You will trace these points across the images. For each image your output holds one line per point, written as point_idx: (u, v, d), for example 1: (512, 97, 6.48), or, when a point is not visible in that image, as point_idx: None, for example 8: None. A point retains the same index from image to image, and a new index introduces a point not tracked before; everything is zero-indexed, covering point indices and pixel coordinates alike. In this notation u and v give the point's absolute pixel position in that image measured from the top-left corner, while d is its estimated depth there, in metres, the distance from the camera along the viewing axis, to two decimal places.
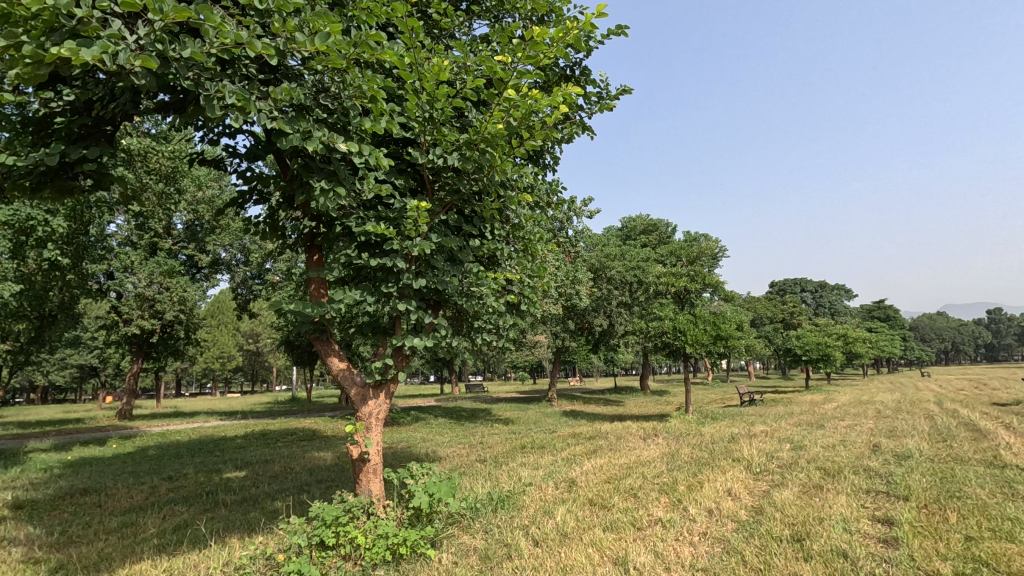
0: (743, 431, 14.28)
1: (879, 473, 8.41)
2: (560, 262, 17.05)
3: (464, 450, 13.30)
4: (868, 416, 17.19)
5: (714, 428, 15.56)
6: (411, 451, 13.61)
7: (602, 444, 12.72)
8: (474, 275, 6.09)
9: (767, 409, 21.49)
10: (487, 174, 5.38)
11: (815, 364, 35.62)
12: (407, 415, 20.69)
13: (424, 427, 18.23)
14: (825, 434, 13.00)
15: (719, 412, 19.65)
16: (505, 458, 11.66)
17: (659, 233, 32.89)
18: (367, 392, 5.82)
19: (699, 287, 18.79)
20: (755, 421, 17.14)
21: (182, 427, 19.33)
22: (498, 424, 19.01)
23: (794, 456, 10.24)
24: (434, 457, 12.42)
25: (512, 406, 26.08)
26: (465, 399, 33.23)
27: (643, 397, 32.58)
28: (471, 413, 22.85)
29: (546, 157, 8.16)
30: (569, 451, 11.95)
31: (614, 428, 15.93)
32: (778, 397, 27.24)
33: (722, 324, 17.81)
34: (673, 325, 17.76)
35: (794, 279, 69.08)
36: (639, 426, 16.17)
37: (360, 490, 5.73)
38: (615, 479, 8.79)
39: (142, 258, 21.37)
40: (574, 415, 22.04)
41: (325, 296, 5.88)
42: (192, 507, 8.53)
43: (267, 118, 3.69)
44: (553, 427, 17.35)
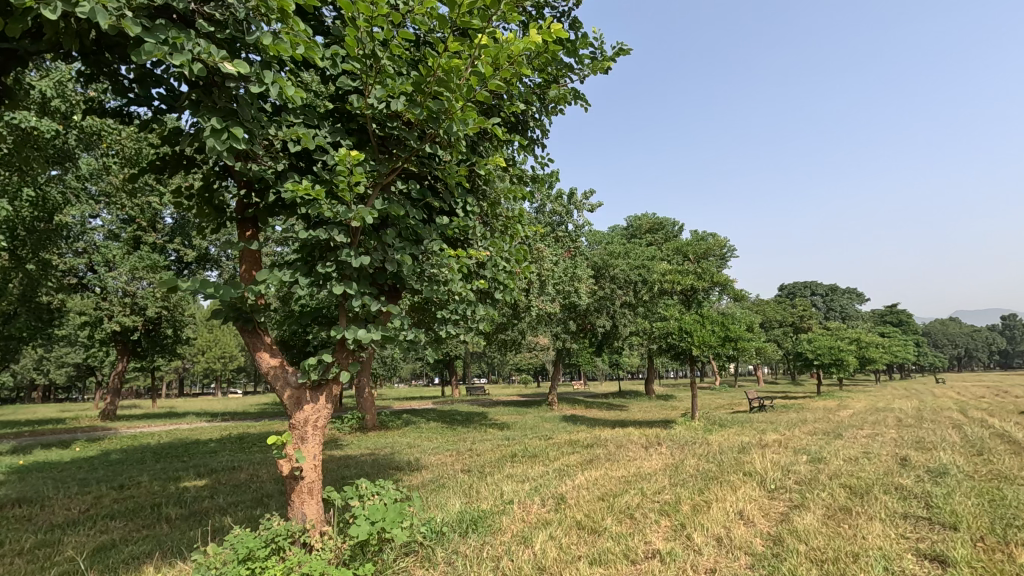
0: (754, 441, 13.16)
1: (914, 494, 7.30)
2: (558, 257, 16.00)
3: (450, 458, 12.26)
4: (888, 424, 16.01)
5: (722, 436, 14.46)
6: (394, 458, 12.60)
7: (600, 453, 11.67)
8: (434, 254, 5.07)
9: (778, 416, 20.30)
10: (445, 126, 4.35)
11: (827, 369, 34.27)
12: (398, 418, 19.71)
13: (413, 431, 17.20)
14: (845, 445, 11.85)
15: (726, 419, 18.52)
16: (492, 467, 10.61)
17: (665, 232, 31.78)
18: (302, 395, 4.80)
19: (707, 285, 17.68)
20: (767, 428, 16.00)
21: (161, 428, 18.41)
22: (492, 429, 17.95)
23: (814, 471, 9.13)
24: (416, 466, 11.39)
25: (510, 410, 25.04)
26: (464, 402, 32.29)
27: (648, 402, 31.48)
28: (466, 417, 21.79)
29: (532, 128, 7.14)
30: (563, 461, 10.88)
31: (615, 436, 14.83)
32: (789, 403, 26.02)
33: (732, 324, 16.70)
34: (679, 325, 16.65)
35: (804, 282, 67.63)
36: (642, 433, 15.08)
37: (293, 514, 4.72)
38: (611, 496, 7.73)
39: (124, 252, 20.51)
40: (573, 420, 20.95)
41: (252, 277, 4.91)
42: (130, 523, 7.52)
43: (111, 16, 2.65)
44: (550, 433, 16.27)
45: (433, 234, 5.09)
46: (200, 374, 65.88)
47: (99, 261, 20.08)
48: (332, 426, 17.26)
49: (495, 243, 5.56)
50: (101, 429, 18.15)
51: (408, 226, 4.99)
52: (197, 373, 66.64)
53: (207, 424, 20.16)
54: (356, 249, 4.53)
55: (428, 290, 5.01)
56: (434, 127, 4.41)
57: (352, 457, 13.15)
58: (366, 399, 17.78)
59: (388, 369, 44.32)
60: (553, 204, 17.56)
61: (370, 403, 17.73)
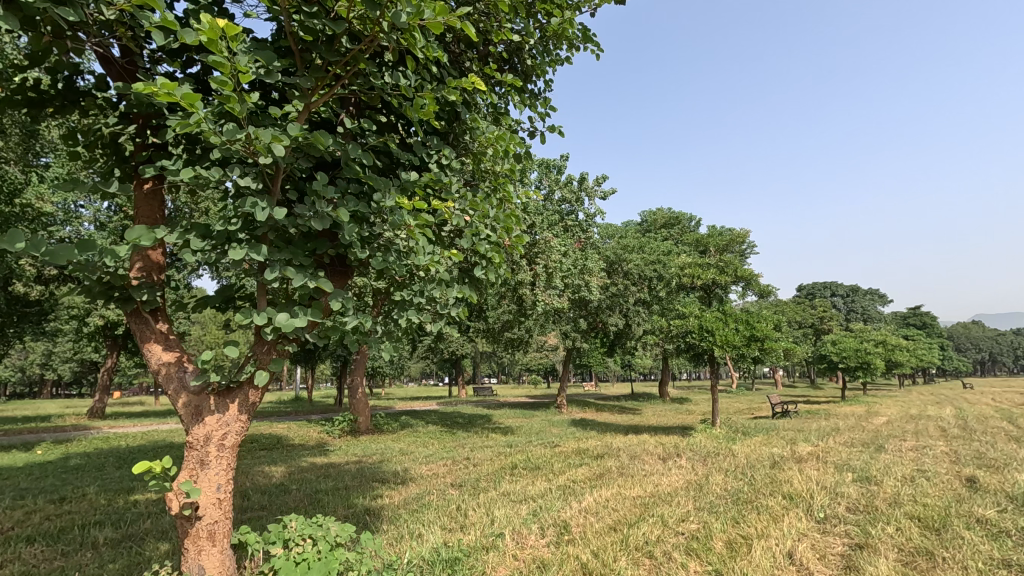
0: (786, 453, 11.66)
1: (1008, 532, 5.83)
2: (567, 247, 14.59)
3: (442, 469, 10.94)
4: (933, 435, 14.39)
5: (748, 447, 12.99)
6: (381, 468, 11.32)
7: (611, 467, 10.27)
8: (389, 212, 3.71)
9: (805, 423, 18.70)
10: (390, 13, 2.96)
11: (852, 372, 32.44)
12: (395, 421, 18.43)
13: (409, 435, 15.91)
14: (894, 461, 10.33)
15: (749, 426, 17.03)
16: (488, 482, 9.26)
17: (681, 227, 30.24)
18: (203, 404, 3.51)
19: (730, 280, 16.17)
20: (796, 437, 14.48)
21: (142, 429, 17.28)
22: (494, 434, 16.60)
23: (868, 496, 7.64)
24: (403, 479, 10.08)
25: (516, 412, 23.70)
26: (467, 403, 31.04)
27: (662, 405, 29.95)
28: (468, 420, 20.46)
29: (530, 73, 5.81)
30: (570, 476, 9.49)
31: (629, 444, 13.39)
32: (815, 409, 24.32)
33: (758, 322, 15.18)
34: (699, 323, 15.18)
35: (824, 283, 65.47)
36: (657, 442, 13.66)
37: (185, 568, 3.40)
38: (624, 526, 6.35)
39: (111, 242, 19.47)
40: (582, 425, 19.55)
41: (142, 274, 3.59)
42: (46, 550, 6.26)
43: None
44: (556, 440, 14.90)
45: (389, 186, 3.77)
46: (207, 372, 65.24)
47: None
48: (321, 429, 16.01)
49: (476, 202, 4.25)
50: (80, 429, 17.10)
51: (354, 175, 3.72)
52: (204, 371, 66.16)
53: None
54: (270, 198, 3.24)
55: (375, 262, 3.68)
56: (376, 21, 3.07)
57: (335, 464, 11.88)
58: (359, 401, 16.50)
59: (393, 368, 43.17)
60: (562, 190, 16.15)
61: (363, 405, 16.46)
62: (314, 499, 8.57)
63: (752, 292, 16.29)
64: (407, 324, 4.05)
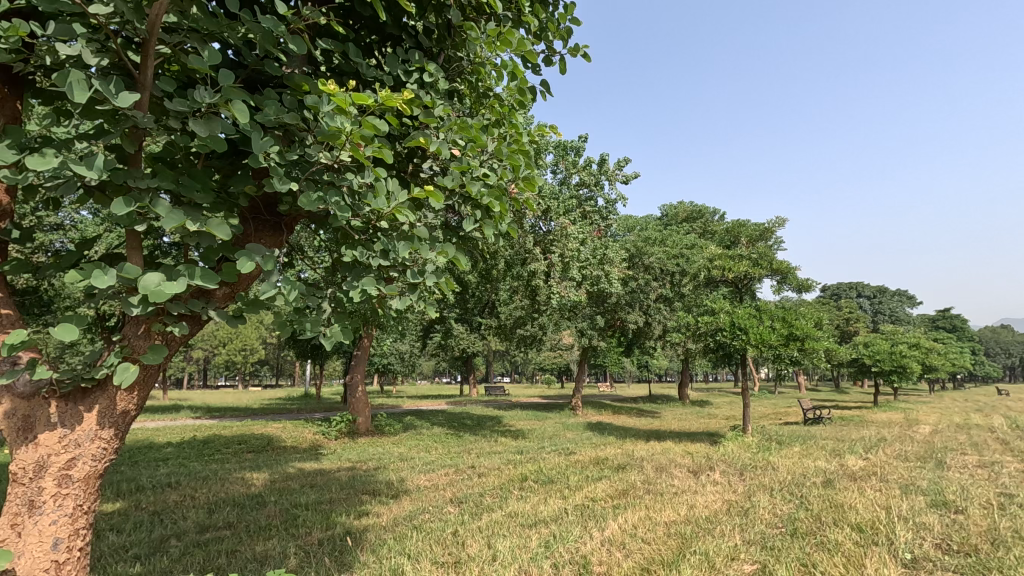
0: (835, 468, 10.22)
1: None
2: (585, 234, 13.25)
3: (444, 479, 9.69)
4: (996, 449, 12.84)
5: (787, 459, 11.56)
6: (375, 476, 10.10)
7: (636, 482, 8.93)
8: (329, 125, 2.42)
9: (842, 431, 17.16)
10: None
11: (885, 376, 30.59)
12: (398, 421, 17.29)
13: (412, 438, 14.72)
14: (968, 482, 8.85)
15: (783, 433, 15.59)
16: (493, 499, 7.97)
17: (704, 220, 28.67)
18: (37, 413, 2.27)
19: (765, 273, 14.68)
20: (839, 448, 13.00)
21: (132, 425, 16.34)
22: (504, 437, 15.37)
23: (958, 530, 6.20)
24: (396, 491, 8.84)
25: (528, 414, 22.48)
26: (478, 402, 29.84)
27: (681, 408, 28.47)
28: (477, 422, 19.20)
29: None
30: (589, 493, 8.14)
31: (654, 454, 12.01)
32: (849, 415, 22.69)
33: (797, 320, 13.69)
34: (730, 320, 13.74)
35: (849, 282, 63.13)
36: (683, 452, 12.28)
37: None
38: (660, 568, 5.04)
39: None
40: (599, 428, 18.25)
41: None
42: None
43: None
44: (571, 446, 13.61)
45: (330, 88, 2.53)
46: (220, 367, 64.86)
47: None
48: (318, 430, 14.85)
49: (466, 127, 3.02)
50: None
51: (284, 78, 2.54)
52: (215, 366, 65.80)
53: (191, 420, 18.09)
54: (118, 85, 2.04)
55: (305, 199, 2.43)
56: None
57: (327, 470, 10.70)
58: (359, 399, 15.32)
59: (403, 366, 42.09)
60: (580, 173, 14.73)
61: (363, 404, 15.29)
62: (290, 516, 7.36)
63: (789, 288, 14.78)
64: (359, 300, 2.76)
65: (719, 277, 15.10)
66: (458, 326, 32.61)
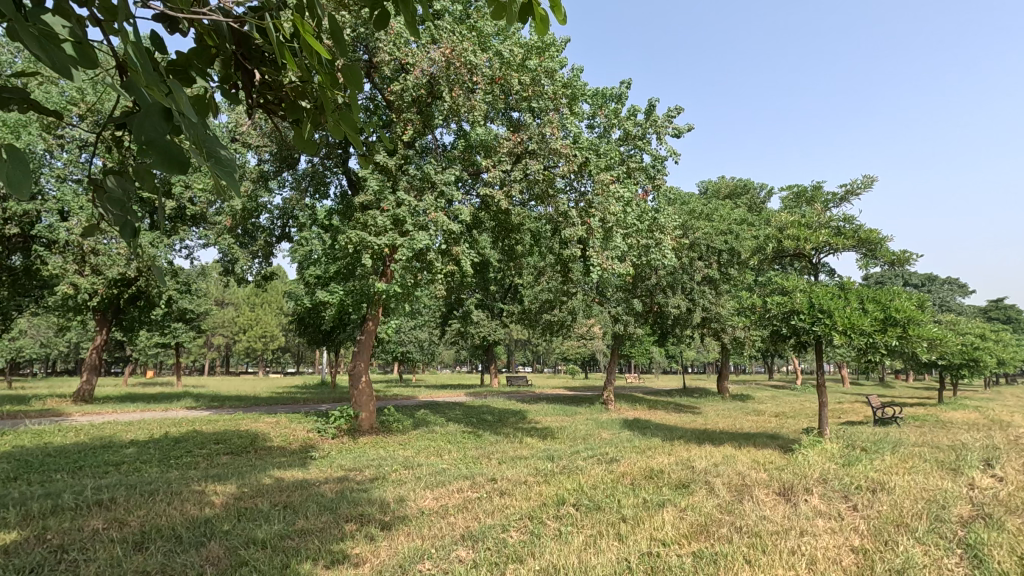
0: (971, 493, 7.72)
1: None
2: (629, 193, 10.92)
3: (455, 501, 7.47)
4: None
5: (892, 476, 9.08)
6: (367, 492, 7.95)
7: (713, 513, 6.56)
8: None
9: (932, 436, 14.44)
10: None
11: (955, 370, 27.37)
12: (410, 417, 15.19)
13: (423, 437, 12.63)
14: None
15: (866, 438, 12.97)
16: (518, 541, 5.67)
17: (750, 196, 26.02)
18: None
19: (850, 246, 11.98)
20: (951, 462, 10.38)
21: (114, 417, 14.58)
22: (530, 438, 13.16)
23: None
24: (389, 520, 6.61)
25: (556, 408, 20.26)
26: (500, 394, 27.70)
27: (724, 404, 25.84)
28: (498, 417, 17.02)
29: None
30: (656, 535, 5.79)
31: (720, 467, 9.61)
32: (924, 416, 19.79)
33: (894, 300, 11.05)
34: (808, 301, 11.22)
35: (896, 271, 59.26)
36: (753, 465, 9.87)
37: None
38: None
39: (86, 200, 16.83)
40: (639, 428, 15.89)
41: None
42: None
43: None
44: (612, 452, 11.31)
45: None
46: (239, 355, 64.02)
47: (54, 207, 16.48)
48: (312, 427, 12.79)
49: None
50: (41, 416, 14.44)
51: None
52: (235, 353, 64.98)
53: (185, 412, 16.30)
54: None
55: None
56: None
57: (311, 482, 8.58)
58: (362, 393, 13.20)
59: (423, 354, 40.18)
60: (621, 123, 12.13)
61: (366, 397, 13.19)
62: (232, 562, 5.19)
63: (878, 263, 11.99)
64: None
65: (789, 251, 12.52)
66: (478, 312, 30.45)
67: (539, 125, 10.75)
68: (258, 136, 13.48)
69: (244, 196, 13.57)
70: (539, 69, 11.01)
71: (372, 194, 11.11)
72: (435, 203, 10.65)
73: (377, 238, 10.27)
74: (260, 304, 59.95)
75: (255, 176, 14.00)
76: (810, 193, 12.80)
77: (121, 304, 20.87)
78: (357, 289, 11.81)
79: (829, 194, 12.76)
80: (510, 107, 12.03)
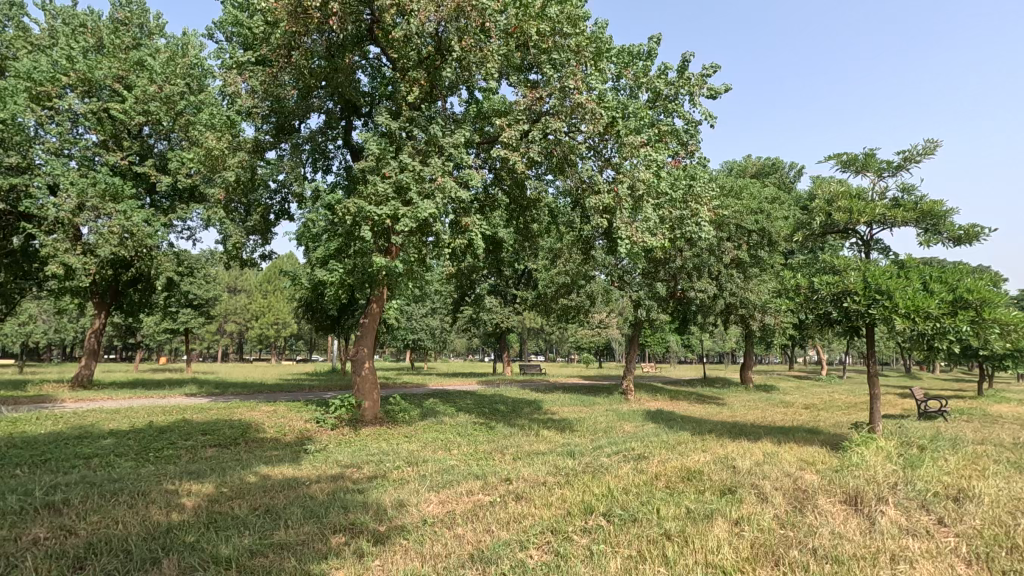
0: None
1: None
2: (661, 157, 9.68)
3: (463, 507, 6.41)
4: None
5: (971, 481, 7.83)
6: (364, 494, 6.92)
7: (776, 530, 5.40)
8: None
9: (989, 432, 13.13)
10: None
11: (996, 362, 25.80)
12: (417, 407, 14.17)
13: (430, 429, 11.61)
14: None
15: (919, 435, 11.71)
16: (538, 566, 4.57)
17: (778, 176, 24.56)
18: None
19: (909, 220, 10.61)
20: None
21: (106, 404, 13.75)
22: (547, 431, 12.09)
23: None
24: (385, 532, 5.55)
25: (573, 398, 19.15)
26: (513, 383, 26.68)
27: (749, 395, 24.60)
28: (512, 408, 15.92)
29: None
30: (713, 560, 4.65)
31: (765, 468, 8.44)
32: (970, 410, 18.39)
33: (964, 280, 9.71)
34: (863, 281, 9.94)
35: None
36: (803, 466, 8.69)
37: None
38: None
39: (77, 175, 15.92)
40: (664, 421, 14.74)
41: None
42: None
43: None
44: (639, 449, 10.18)
45: None
46: (251, 341, 63.78)
47: (44, 183, 15.62)
48: (311, 416, 11.81)
49: None
50: (30, 403, 13.67)
51: None
52: (247, 339, 64.68)
53: (182, 399, 15.43)
54: None
55: None
56: None
57: (301, 479, 7.56)
58: (364, 380, 12.17)
59: (434, 342, 39.33)
60: (650, 81, 10.79)
61: (369, 385, 12.17)
62: None
63: (941, 239, 10.55)
64: None
65: (839, 225, 11.19)
66: (491, 298, 29.40)
67: (560, 79, 9.53)
68: (253, 102, 12.42)
69: (239, 167, 12.52)
70: (560, 17, 9.78)
71: (374, 159, 9.99)
72: (443, 168, 9.50)
73: (378, 208, 9.16)
74: (272, 291, 59.54)
75: (251, 146, 12.95)
76: (862, 162, 11.45)
77: (119, 286, 20.03)
78: (358, 266, 10.74)
79: (884, 162, 11.39)
80: (526, 64, 10.82)
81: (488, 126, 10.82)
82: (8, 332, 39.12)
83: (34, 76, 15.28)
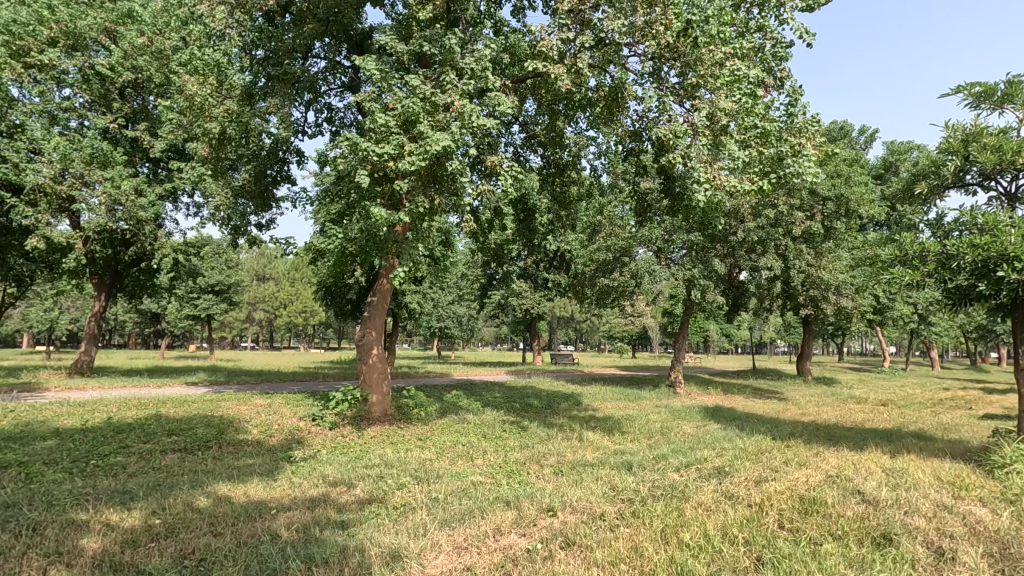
0: None
1: None
2: (751, 72, 7.27)
3: (488, 561, 4.25)
4: None
5: None
6: (345, 532, 4.82)
7: None
8: None
9: None
10: None
11: None
12: (435, 401, 12.06)
13: (449, 429, 9.52)
14: None
15: None
16: None
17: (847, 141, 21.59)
18: None
19: None
20: None
21: (85, 395, 12.07)
22: (592, 433, 9.88)
23: None
24: None
25: (614, 391, 16.84)
26: (545, 375, 24.42)
27: (812, 389, 21.84)
28: (547, 402, 13.76)
29: None
30: None
31: (908, 497, 6.06)
32: None
33: None
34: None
35: None
36: (960, 494, 6.26)
37: None
38: None
39: (62, 139, 14.29)
40: (730, 420, 12.33)
41: None
42: None
43: None
44: (716, 461, 7.86)
45: None
46: (279, 329, 63.10)
47: (26, 149, 14.02)
48: (307, 413, 9.84)
49: None
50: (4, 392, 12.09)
51: None
52: (275, 327, 64.04)
53: (177, 389, 13.71)
54: None
55: None
56: None
57: (266, 505, 5.51)
58: (371, 369, 10.11)
59: (461, 330, 37.38)
60: None
61: (378, 375, 10.12)
62: None
63: None
64: None
65: (978, 173, 8.56)
66: (521, 282, 27.25)
67: None
68: (240, 38, 10.42)
69: (225, 116, 10.53)
70: None
71: (375, 88, 7.88)
72: (463, 91, 7.30)
73: (379, 145, 7.04)
74: (299, 279, 58.72)
75: (240, 94, 10.97)
76: (1005, 93, 8.77)
77: (119, 266, 18.55)
78: (361, 227, 8.63)
79: None
80: None
81: (521, 52, 8.56)
82: (34, 318, 38.80)
83: (12, 29, 13.51)
